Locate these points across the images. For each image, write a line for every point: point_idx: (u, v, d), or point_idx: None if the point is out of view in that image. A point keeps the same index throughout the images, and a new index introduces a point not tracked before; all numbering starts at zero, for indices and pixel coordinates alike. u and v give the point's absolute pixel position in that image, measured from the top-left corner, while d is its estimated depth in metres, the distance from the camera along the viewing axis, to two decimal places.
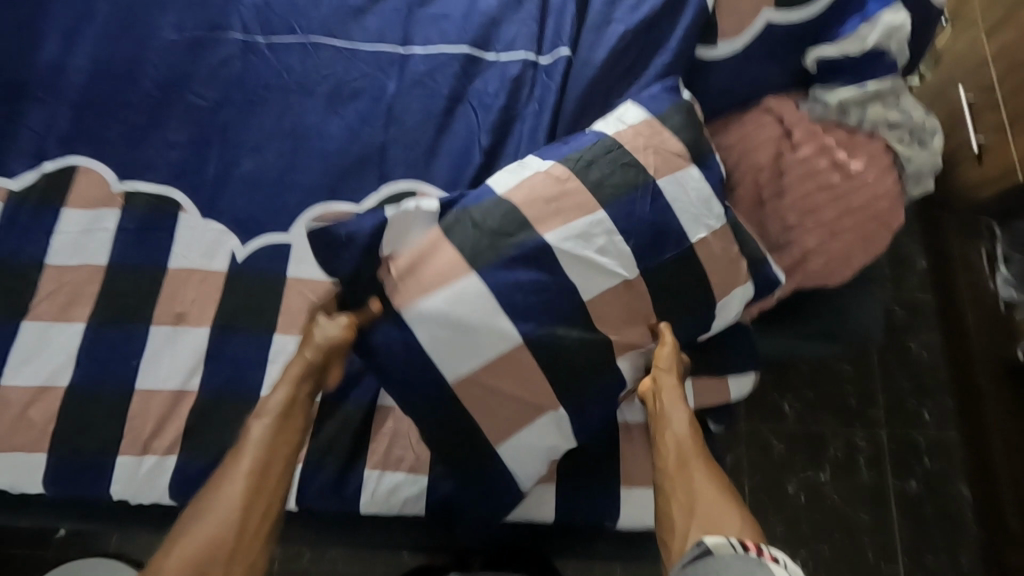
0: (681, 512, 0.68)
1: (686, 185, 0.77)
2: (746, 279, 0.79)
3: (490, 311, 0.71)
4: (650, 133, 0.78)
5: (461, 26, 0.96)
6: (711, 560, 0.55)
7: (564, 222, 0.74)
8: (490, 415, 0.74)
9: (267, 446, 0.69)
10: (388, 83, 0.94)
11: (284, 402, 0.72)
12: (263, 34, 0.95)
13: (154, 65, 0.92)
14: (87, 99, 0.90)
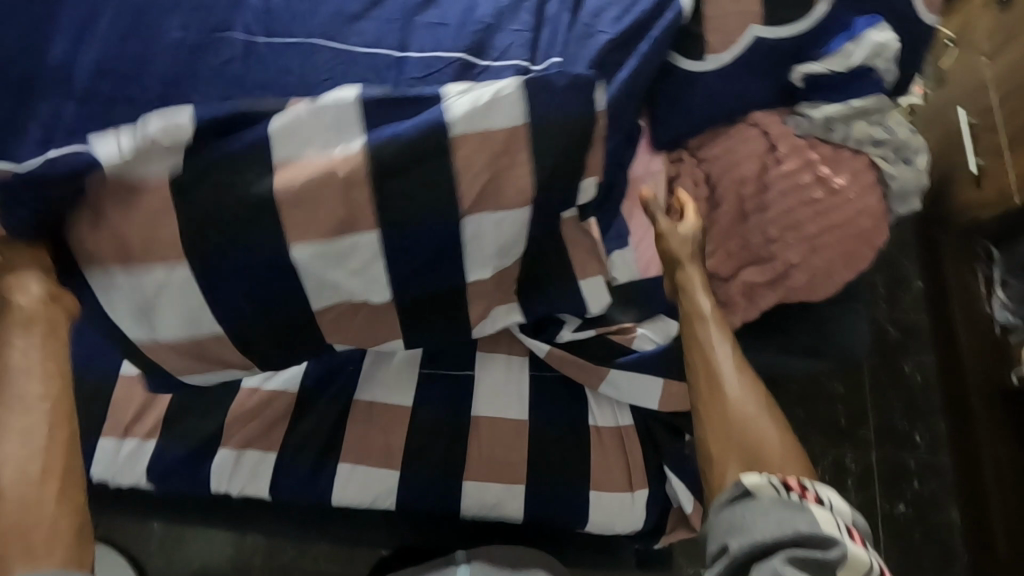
0: (712, 429, 0.69)
1: (497, 230, 0.71)
2: (511, 306, 0.78)
3: (169, 306, 0.70)
4: (497, 156, 0.68)
5: (457, 34, 0.99)
6: (756, 506, 0.59)
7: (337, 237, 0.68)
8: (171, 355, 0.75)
9: (39, 395, 0.60)
10: (382, 87, 0.96)
11: (41, 341, 0.61)
12: (264, 36, 0.98)
13: (157, 63, 0.95)
14: (92, 94, 0.93)
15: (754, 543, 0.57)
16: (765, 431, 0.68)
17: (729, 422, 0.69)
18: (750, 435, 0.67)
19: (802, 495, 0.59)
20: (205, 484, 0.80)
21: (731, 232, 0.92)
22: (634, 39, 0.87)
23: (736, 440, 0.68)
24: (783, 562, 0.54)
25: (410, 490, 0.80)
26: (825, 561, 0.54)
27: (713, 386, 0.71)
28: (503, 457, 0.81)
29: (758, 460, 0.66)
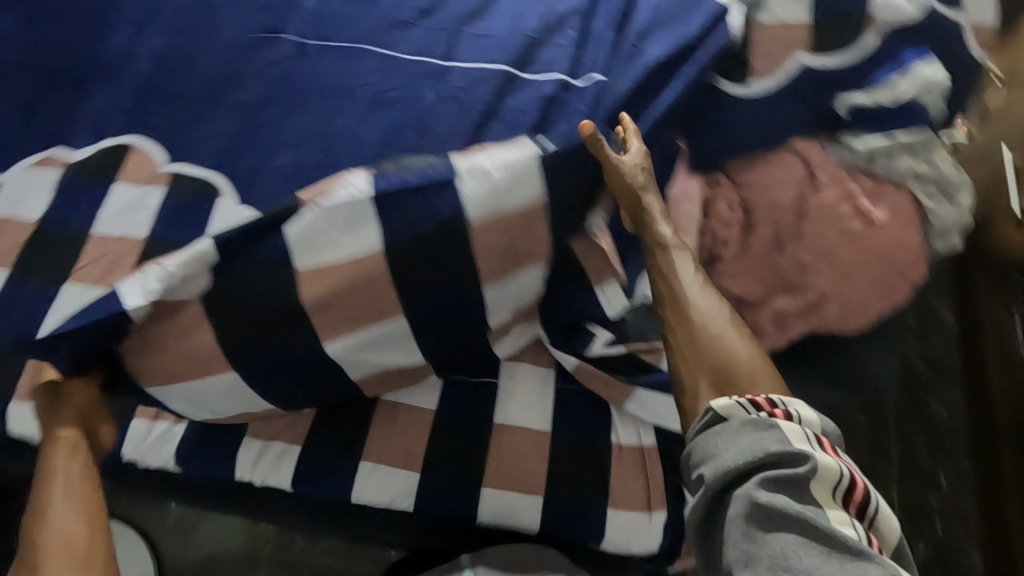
0: (682, 355, 0.71)
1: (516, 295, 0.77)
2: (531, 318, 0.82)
3: (226, 399, 0.76)
4: (517, 231, 0.74)
5: (503, 45, 1.01)
6: (725, 431, 0.62)
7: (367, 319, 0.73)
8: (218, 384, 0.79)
9: (75, 494, 0.66)
10: (425, 93, 0.98)
11: (71, 463, 0.68)
12: (315, 38, 1.01)
13: (213, 59, 0.99)
14: (148, 85, 0.97)
15: (729, 468, 0.59)
16: (739, 352, 0.70)
17: (698, 345, 0.71)
18: (722, 355, 0.70)
19: (770, 410, 0.62)
20: (229, 471, 0.81)
21: (765, 258, 0.91)
22: (679, 60, 0.88)
23: (710, 364, 0.69)
24: (756, 485, 0.57)
25: (428, 494, 0.80)
26: (794, 476, 0.57)
27: (682, 310, 0.73)
28: (523, 467, 0.81)
29: (727, 378, 0.68)
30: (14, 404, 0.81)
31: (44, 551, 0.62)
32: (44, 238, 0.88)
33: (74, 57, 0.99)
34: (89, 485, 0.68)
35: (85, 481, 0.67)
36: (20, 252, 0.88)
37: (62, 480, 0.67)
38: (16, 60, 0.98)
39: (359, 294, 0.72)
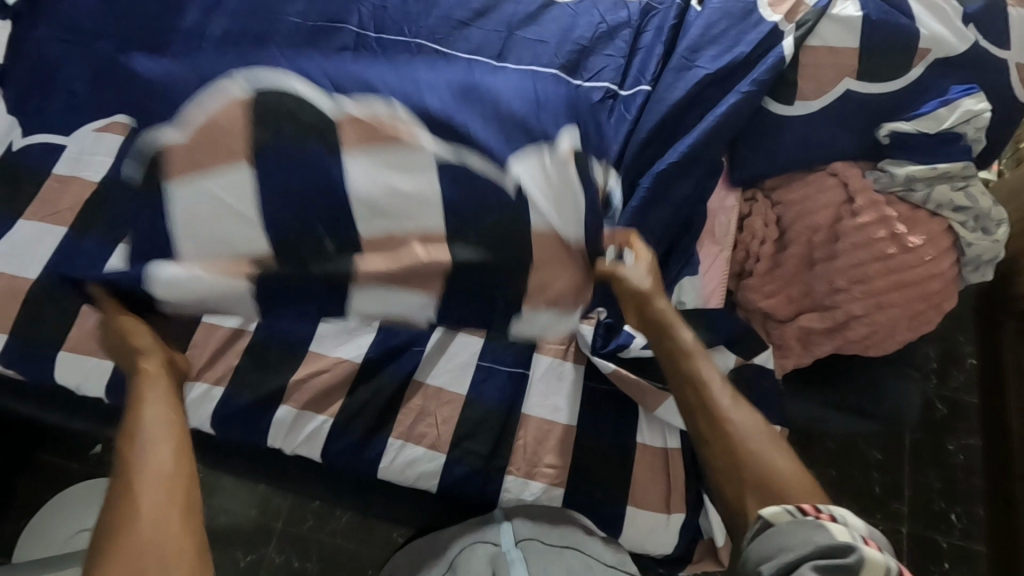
0: (728, 473, 0.69)
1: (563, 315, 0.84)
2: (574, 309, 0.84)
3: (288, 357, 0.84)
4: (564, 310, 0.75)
5: (554, 52, 1.05)
6: (776, 534, 0.60)
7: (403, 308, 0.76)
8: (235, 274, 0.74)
9: (166, 421, 0.66)
10: None
11: (158, 393, 0.68)
12: (376, 31, 1.06)
13: (277, 44, 1.03)
14: (214, 62, 1.01)
15: (782, 563, 0.57)
16: (777, 463, 0.68)
17: (740, 461, 0.68)
18: (762, 470, 0.68)
19: (817, 515, 0.60)
20: (264, 437, 0.84)
21: (795, 276, 0.93)
22: (727, 77, 0.91)
23: (751, 483, 0.68)
24: (805, 570, 0.55)
25: (454, 476, 0.83)
26: (846, 568, 0.54)
27: (715, 422, 0.71)
28: (548, 457, 0.83)
29: (776, 494, 0.66)
30: (64, 354, 0.84)
31: (138, 473, 0.62)
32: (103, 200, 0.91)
33: (143, 29, 1.02)
34: (175, 421, 0.67)
35: (170, 411, 0.68)
36: (77, 210, 0.90)
37: (152, 406, 0.67)
38: (87, 27, 1.02)
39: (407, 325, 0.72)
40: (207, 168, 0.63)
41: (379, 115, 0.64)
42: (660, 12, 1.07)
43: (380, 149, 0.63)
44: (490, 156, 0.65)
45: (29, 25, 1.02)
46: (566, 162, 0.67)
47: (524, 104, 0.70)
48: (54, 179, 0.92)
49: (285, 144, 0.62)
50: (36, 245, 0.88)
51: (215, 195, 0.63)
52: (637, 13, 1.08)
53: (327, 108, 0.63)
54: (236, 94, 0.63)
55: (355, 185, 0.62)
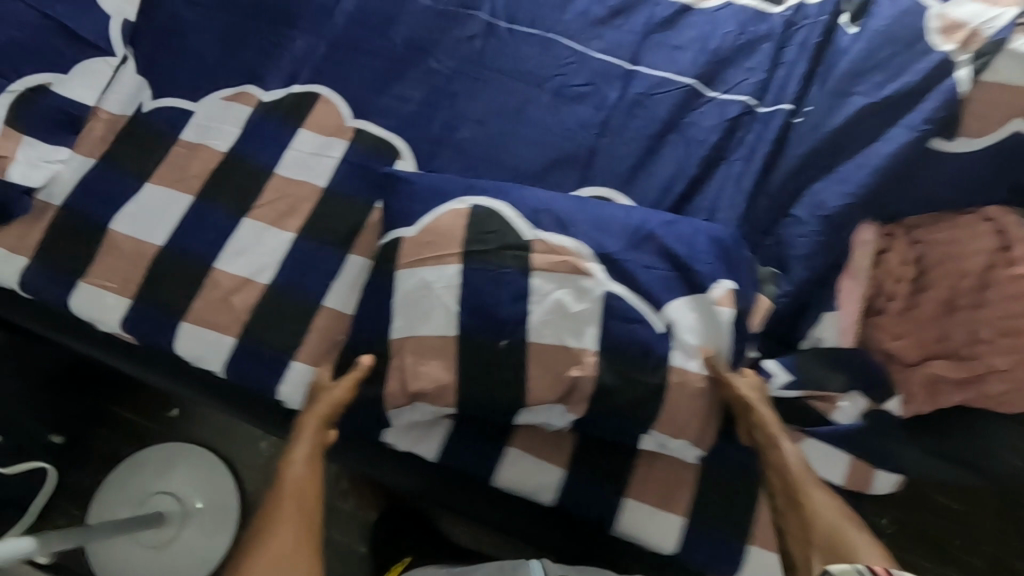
0: (796, 534, 0.69)
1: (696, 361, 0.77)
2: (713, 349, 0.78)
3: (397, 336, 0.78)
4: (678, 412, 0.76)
5: (692, 59, 1.01)
6: None
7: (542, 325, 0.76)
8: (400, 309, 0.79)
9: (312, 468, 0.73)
10: (610, 94, 0.99)
11: (314, 441, 0.75)
12: (508, 21, 1.02)
13: (408, 25, 1.00)
14: (343, 39, 0.99)
15: None
16: (852, 538, 0.66)
17: (810, 520, 0.68)
18: (838, 543, 0.66)
19: None
20: (381, 431, 0.83)
21: (932, 322, 0.89)
22: (894, 107, 0.85)
23: (826, 554, 0.66)
24: None
25: (571, 491, 0.80)
26: None
27: (794, 499, 0.70)
28: (669, 484, 0.81)
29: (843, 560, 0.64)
30: (186, 325, 0.82)
31: (279, 505, 0.69)
32: (231, 172, 0.90)
33: None
34: (318, 470, 0.74)
35: (317, 458, 0.74)
36: (205, 180, 0.89)
37: (303, 447, 0.74)
38: None
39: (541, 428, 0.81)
40: (427, 265, 0.79)
41: (568, 245, 0.78)
42: (805, 26, 1.03)
43: (560, 277, 0.77)
44: (649, 300, 0.77)
45: None
46: (725, 306, 0.77)
47: (685, 245, 0.79)
48: (181, 145, 0.91)
49: (488, 267, 0.78)
50: (163, 212, 0.87)
51: (431, 292, 0.78)
52: (780, 26, 1.04)
53: (526, 235, 0.79)
54: (462, 209, 0.82)
55: (538, 302, 0.77)
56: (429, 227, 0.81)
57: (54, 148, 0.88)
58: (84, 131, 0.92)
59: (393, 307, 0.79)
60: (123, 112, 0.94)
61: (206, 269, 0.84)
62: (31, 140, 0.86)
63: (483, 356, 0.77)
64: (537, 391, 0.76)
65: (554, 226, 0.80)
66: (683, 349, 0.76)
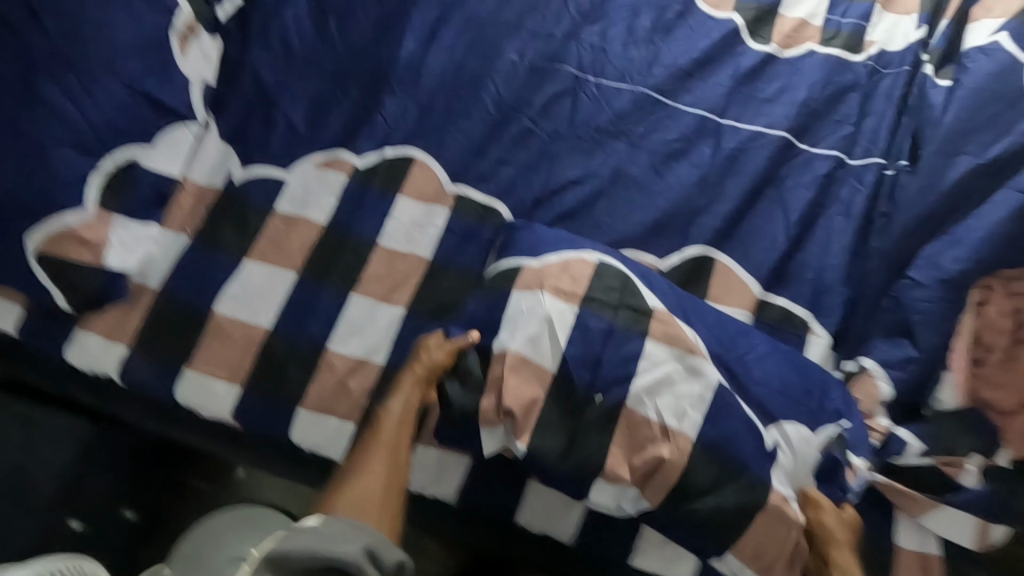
0: None
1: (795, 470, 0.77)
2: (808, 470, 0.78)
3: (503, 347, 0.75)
4: (769, 527, 0.74)
5: (784, 112, 1.00)
6: None
7: (647, 373, 0.75)
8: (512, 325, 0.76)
9: (403, 423, 0.77)
10: (705, 150, 0.97)
11: (408, 400, 0.78)
12: (595, 75, 1.01)
13: (496, 83, 0.98)
14: (433, 101, 0.96)
15: None
16: None
17: None
18: None
19: None
20: (511, 512, 0.82)
21: None
22: (1002, 168, 0.86)
23: None
24: None
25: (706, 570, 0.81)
26: None
27: None
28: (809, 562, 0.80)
29: None
30: (302, 412, 0.80)
31: (371, 456, 0.74)
32: (334, 246, 0.87)
33: (356, 59, 0.97)
34: (408, 425, 0.77)
35: (411, 413, 0.77)
36: (307, 255, 0.86)
37: (402, 400, 0.77)
38: (300, 53, 0.97)
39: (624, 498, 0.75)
40: (546, 295, 0.77)
41: (688, 332, 0.77)
42: (889, 76, 1.03)
43: (676, 355, 0.76)
44: (761, 412, 0.77)
45: (240, 45, 0.96)
46: (822, 448, 0.78)
47: (797, 367, 0.80)
48: (278, 218, 0.88)
49: (604, 318, 0.77)
50: (269, 292, 0.84)
51: (541, 322, 0.76)
52: (865, 75, 1.03)
53: (650, 302, 0.78)
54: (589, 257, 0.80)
55: (651, 371, 0.75)
56: (555, 264, 0.79)
57: (144, 225, 0.83)
58: (171, 205, 0.87)
59: (501, 324, 0.77)
60: (210, 184, 0.89)
61: (320, 351, 0.82)
62: (122, 219, 0.81)
63: (575, 401, 0.75)
64: (623, 452, 0.75)
65: (675, 307, 0.80)
66: (778, 468, 0.75)
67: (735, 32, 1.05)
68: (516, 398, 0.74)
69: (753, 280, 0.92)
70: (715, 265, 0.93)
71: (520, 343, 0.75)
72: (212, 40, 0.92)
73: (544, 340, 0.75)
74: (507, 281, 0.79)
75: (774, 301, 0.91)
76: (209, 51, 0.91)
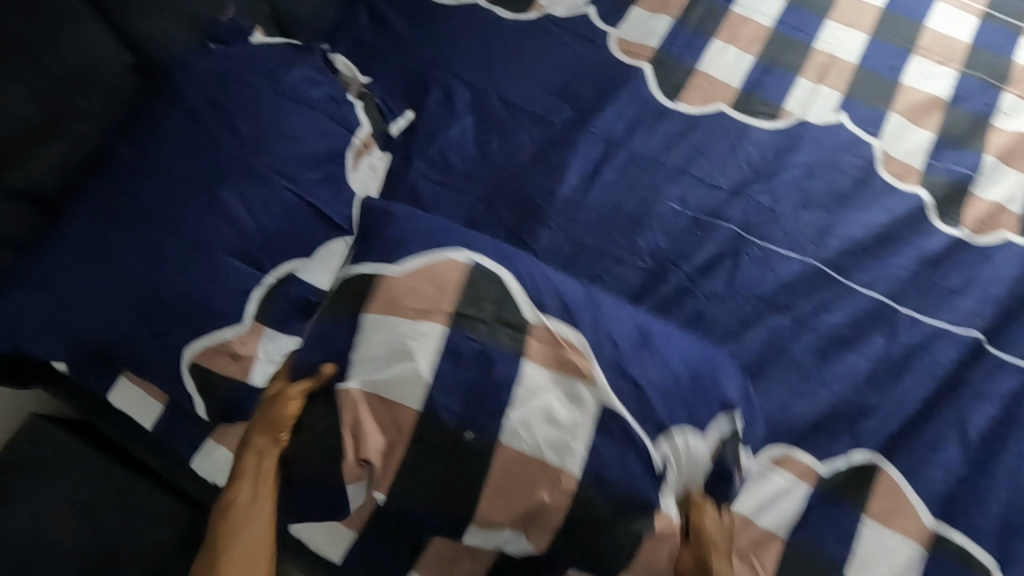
0: None
1: (680, 465, 0.71)
2: (700, 473, 0.72)
3: (358, 375, 0.70)
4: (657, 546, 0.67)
5: (974, 308, 0.89)
6: None
7: (522, 400, 0.69)
8: (375, 351, 0.71)
9: (259, 506, 0.71)
10: (879, 341, 0.87)
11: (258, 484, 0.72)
12: (760, 237, 0.94)
13: (653, 232, 0.94)
14: (587, 243, 0.93)
15: None
16: None
17: None
18: None
19: None
20: None
21: None
22: None
23: None
24: None
25: None
26: None
27: None
28: None
29: None
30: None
31: (228, 554, 0.68)
32: None
33: (514, 189, 0.96)
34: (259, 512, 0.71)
35: (254, 511, 0.70)
36: None
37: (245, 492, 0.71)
38: (462, 174, 0.96)
39: (507, 535, 0.69)
40: (404, 317, 0.72)
41: (574, 356, 0.72)
42: None
43: (552, 382, 0.71)
44: (645, 421, 0.71)
45: (405, 159, 0.97)
46: (709, 456, 0.73)
47: (692, 375, 0.75)
48: None
49: (477, 339, 0.71)
50: None
51: (402, 348, 0.70)
52: None
53: (529, 316, 0.74)
54: (459, 262, 0.76)
55: (521, 399, 0.69)
56: (419, 270, 0.75)
57: (289, 338, 0.83)
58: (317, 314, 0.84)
59: (354, 355, 0.71)
60: None
61: None
62: (271, 332, 0.81)
63: (447, 444, 0.68)
64: (500, 497, 0.67)
65: (532, 302, 0.75)
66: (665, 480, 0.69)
67: (920, 209, 0.96)
68: (376, 444, 0.68)
69: (926, 506, 0.77)
70: (883, 477, 0.79)
71: (372, 385, 0.69)
72: (380, 154, 0.95)
73: (398, 369, 0.69)
74: (366, 294, 0.74)
75: (951, 537, 0.76)
76: (377, 165, 0.94)
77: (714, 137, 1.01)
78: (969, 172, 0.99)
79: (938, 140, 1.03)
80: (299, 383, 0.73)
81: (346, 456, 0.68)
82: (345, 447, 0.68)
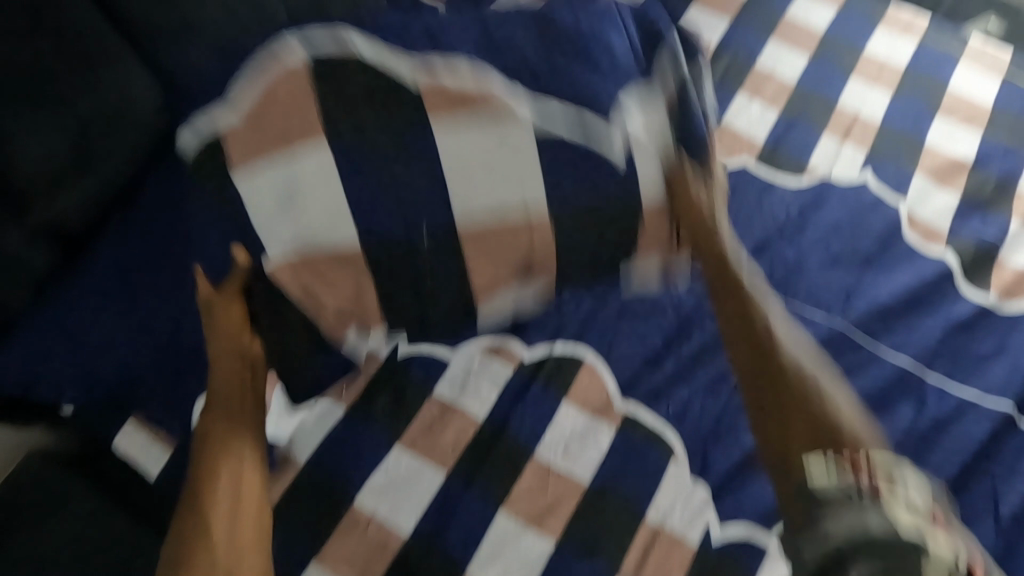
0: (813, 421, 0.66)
1: (651, 128, 0.81)
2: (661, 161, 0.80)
3: (285, 229, 0.71)
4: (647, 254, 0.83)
5: (1004, 378, 0.87)
6: None
7: (469, 202, 0.74)
8: (283, 212, 0.71)
9: (236, 446, 0.68)
10: (908, 408, 0.85)
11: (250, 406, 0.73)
12: (785, 296, 0.93)
13: None
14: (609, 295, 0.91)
15: None
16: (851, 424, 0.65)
17: (822, 409, 0.67)
18: (837, 420, 0.65)
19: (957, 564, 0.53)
20: None
21: None
22: None
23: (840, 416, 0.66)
24: None
25: None
26: None
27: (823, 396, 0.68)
28: None
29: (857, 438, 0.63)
30: None
31: (212, 506, 0.64)
32: (487, 450, 0.81)
33: None
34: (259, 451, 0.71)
35: (228, 454, 0.67)
36: (458, 454, 0.81)
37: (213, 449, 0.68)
38: None
39: (527, 277, 0.80)
40: (266, 158, 0.70)
41: (465, 72, 0.76)
42: None
43: (466, 112, 0.74)
44: (576, 127, 0.77)
45: None
46: (663, 133, 0.81)
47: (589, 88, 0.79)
48: (435, 403, 0.84)
49: (347, 155, 0.71)
50: (413, 488, 0.79)
51: (291, 188, 0.70)
52: None
53: (405, 73, 0.74)
54: (297, 66, 0.72)
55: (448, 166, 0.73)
56: (262, 96, 0.72)
57: None
58: None
59: (251, 215, 0.71)
60: None
61: None
62: None
63: (402, 253, 0.74)
64: (487, 256, 0.76)
65: (433, 59, 0.76)
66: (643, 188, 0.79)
67: (947, 273, 0.95)
68: (339, 296, 0.74)
69: None
70: None
71: (292, 241, 0.71)
72: None
73: (303, 213, 0.71)
74: (224, 159, 0.71)
75: None
76: None
77: (739, 191, 1.00)
78: (996, 237, 0.98)
79: (963, 202, 1.02)
80: (234, 281, 0.72)
81: (310, 312, 0.73)
82: (297, 295, 0.72)
